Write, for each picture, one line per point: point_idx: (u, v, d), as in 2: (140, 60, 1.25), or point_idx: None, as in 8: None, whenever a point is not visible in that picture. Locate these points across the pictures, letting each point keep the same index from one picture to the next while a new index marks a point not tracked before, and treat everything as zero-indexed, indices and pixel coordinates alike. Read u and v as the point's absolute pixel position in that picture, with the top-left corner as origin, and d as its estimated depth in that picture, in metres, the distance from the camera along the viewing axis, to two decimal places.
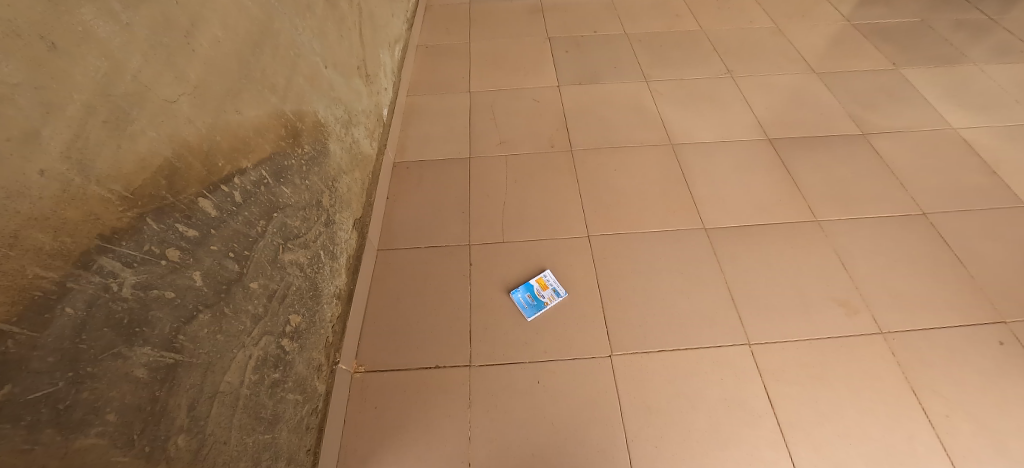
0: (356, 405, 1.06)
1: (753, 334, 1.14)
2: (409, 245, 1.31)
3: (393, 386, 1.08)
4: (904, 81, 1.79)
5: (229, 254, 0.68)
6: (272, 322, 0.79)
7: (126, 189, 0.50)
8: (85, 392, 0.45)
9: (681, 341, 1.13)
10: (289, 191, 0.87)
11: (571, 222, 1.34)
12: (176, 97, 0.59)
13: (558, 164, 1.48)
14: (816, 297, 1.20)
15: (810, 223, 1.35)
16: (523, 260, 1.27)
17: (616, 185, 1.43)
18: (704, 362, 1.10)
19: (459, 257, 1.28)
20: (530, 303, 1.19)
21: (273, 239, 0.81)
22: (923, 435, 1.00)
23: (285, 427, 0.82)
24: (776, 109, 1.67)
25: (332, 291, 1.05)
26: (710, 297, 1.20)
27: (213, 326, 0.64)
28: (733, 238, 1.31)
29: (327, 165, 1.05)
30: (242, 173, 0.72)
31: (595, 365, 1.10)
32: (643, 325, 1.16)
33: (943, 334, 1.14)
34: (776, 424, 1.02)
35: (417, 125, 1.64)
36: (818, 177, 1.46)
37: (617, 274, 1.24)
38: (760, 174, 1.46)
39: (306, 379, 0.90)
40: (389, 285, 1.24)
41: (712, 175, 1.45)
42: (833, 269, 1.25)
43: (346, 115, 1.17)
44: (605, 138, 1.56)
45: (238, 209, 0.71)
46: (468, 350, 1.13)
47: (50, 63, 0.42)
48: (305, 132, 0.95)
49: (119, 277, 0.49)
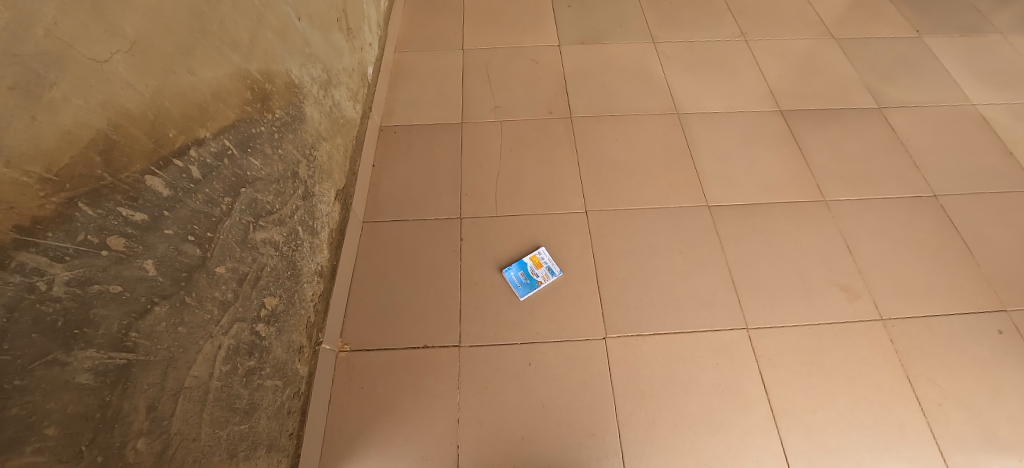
0: (342, 385, 1.03)
1: (753, 318, 1.11)
2: (396, 218, 1.24)
3: (379, 367, 1.05)
4: (924, 51, 1.68)
5: (188, 238, 0.61)
6: (244, 308, 0.73)
7: (48, 169, 0.42)
8: (14, 409, 0.39)
9: (678, 325, 1.09)
10: (258, 163, 0.78)
11: (569, 196, 1.27)
12: (108, 56, 0.49)
13: (556, 133, 1.39)
14: (817, 281, 1.17)
15: (817, 203, 1.29)
16: (517, 236, 1.20)
17: (618, 156, 1.34)
18: (701, 346, 1.07)
19: (449, 231, 1.21)
20: (524, 283, 1.13)
21: (241, 217, 0.73)
22: (913, 421, 1.00)
23: (264, 414, 0.78)
24: (790, 78, 1.56)
25: (313, 268, 0.98)
26: (710, 279, 1.16)
27: (173, 319, 0.58)
28: (737, 217, 1.25)
29: (303, 131, 0.95)
30: (200, 144, 0.64)
31: (588, 348, 1.07)
32: (639, 307, 1.12)
33: (943, 321, 1.12)
34: (768, 409, 1.01)
35: (405, 85, 1.52)
36: (828, 154, 1.39)
37: (615, 253, 1.18)
38: (769, 149, 1.38)
39: (286, 363, 0.85)
40: (375, 261, 1.18)
41: (719, 149, 1.37)
42: (838, 252, 1.21)
43: (324, 75, 1.06)
44: (607, 105, 1.46)
45: (196, 186, 0.63)
46: (458, 329, 1.09)
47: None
48: (276, 95, 0.85)
49: (47, 274, 0.42)
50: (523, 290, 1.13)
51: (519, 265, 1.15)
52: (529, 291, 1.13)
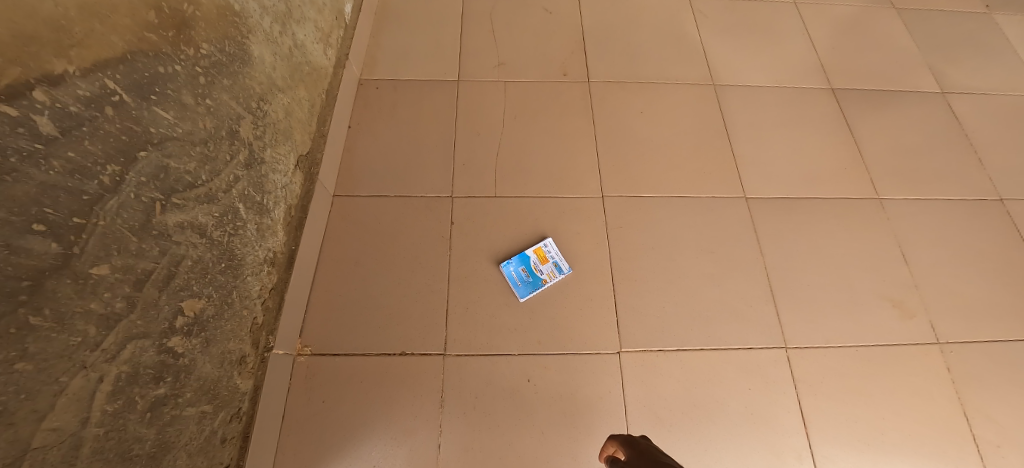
0: (299, 397, 0.84)
1: (792, 336, 0.94)
2: (374, 193, 1.02)
3: (346, 376, 0.86)
4: (993, 29, 1.46)
5: (37, 228, 0.39)
6: (144, 319, 0.52)
7: None
8: None
9: (705, 340, 0.92)
10: (167, 117, 0.56)
11: (583, 177, 1.06)
12: None
13: (570, 100, 1.16)
14: (866, 294, 0.99)
15: (869, 201, 1.10)
16: (518, 223, 1.00)
17: (642, 132, 1.12)
18: (731, 366, 0.90)
19: (438, 213, 1.00)
20: (526, 281, 0.93)
21: (137, 194, 0.51)
22: (968, 465, 0.86)
23: (183, 452, 0.60)
24: (843, 51, 1.34)
25: (261, 256, 0.77)
26: (745, 287, 0.97)
27: (12, 358, 0.37)
28: (779, 213, 1.06)
29: (246, 76, 0.72)
30: (61, 81, 0.40)
31: (598, 364, 0.89)
32: (660, 316, 0.93)
33: (1006, 348, 0.97)
34: (805, 445, 0.86)
35: (391, 31, 1.26)
36: (884, 144, 1.19)
37: (635, 249, 0.99)
38: (817, 134, 1.18)
39: (217, 381, 0.66)
40: (345, 245, 0.97)
41: (761, 131, 1.16)
42: (891, 261, 1.04)
43: (280, 3, 0.81)
44: (631, 70, 1.22)
45: (50, 148, 0.40)
46: (443, 334, 0.89)
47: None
48: (201, 22, 0.61)
49: None
50: (523, 290, 0.93)
51: (520, 258, 0.95)
52: (530, 292, 0.93)
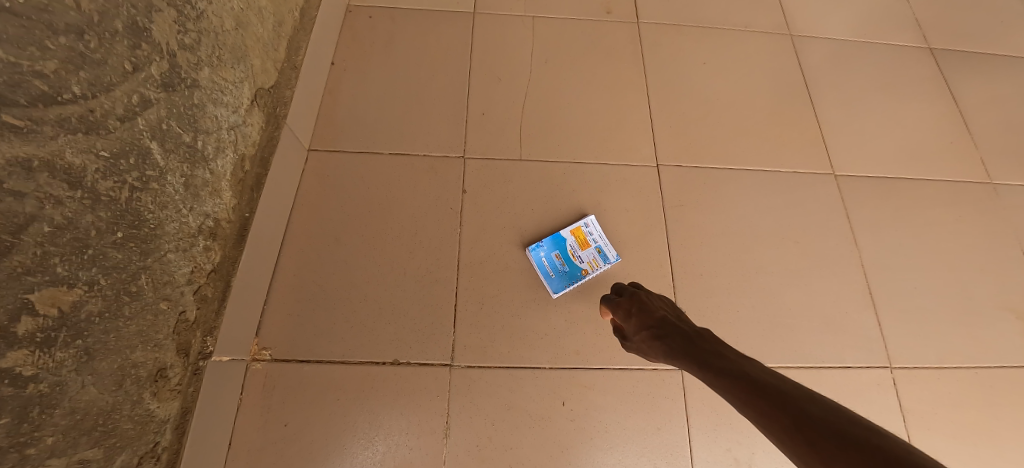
0: (253, 418, 0.62)
1: (897, 353, 0.73)
2: (362, 149, 0.78)
3: (318, 390, 0.64)
4: None
5: None
6: None
7: None
8: None
9: (790, 355, 0.71)
10: None
11: (633, 140, 0.82)
12: None
13: (616, 43, 0.92)
14: (987, 302, 0.78)
15: (983, 186, 0.89)
16: (550, 194, 0.77)
17: (706, 87, 0.89)
18: (823, 391, 0.70)
19: (445, 178, 0.77)
20: (559, 272, 0.71)
21: None
22: None
23: None
24: (941, 4, 1.10)
25: (193, 224, 0.52)
26: (837, 288, 0.76)
27: None
28: (876, 195, 0.84)
29: None
30: None
31: (654, 383, 0.67)
32: (731, 321, 0.72)
33: None
34: None
35: None
36: (995, 117, 0.97)
37: (699, 234, 0.76)
38: (916, 101, 0.95)
39: (107, 415, 0.43)
40: (323, 215, 0.73)
41: (848, 93, 0.93)
42: (1013, 260, 0.83)
43: None
44: (690, 11, 0.98)
45: None
46: (450, 338, 0.67)
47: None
48: None
49: None
50: (555, 284, 0.70)
51: (553, 241, 0.73)
52: (563, 286, 0.70)
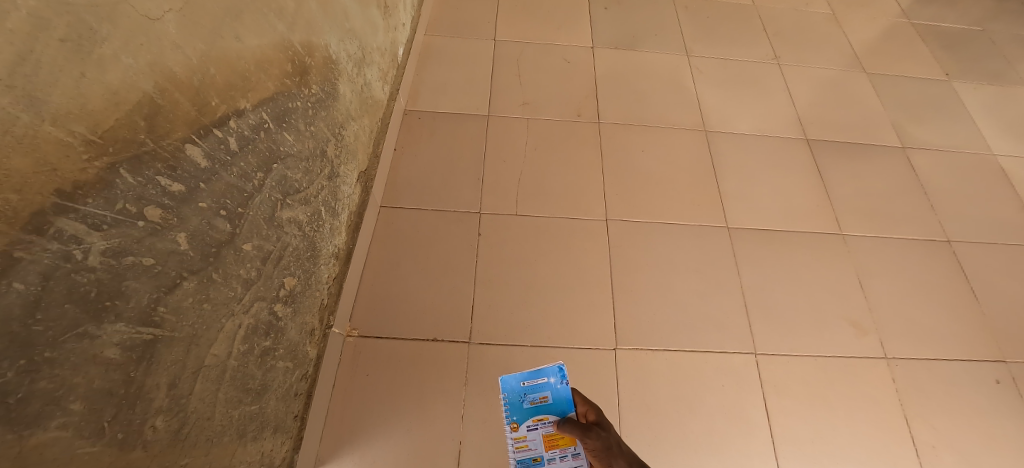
0: (347, 371, 1.00)
1: (762, 344, 1.11)
2: (414, 205, 1.21)
3: (388, 356, 1.02)
4: (954, 94, 1.67)
5: (220, 212, 0.59)
6: (266, 286, 0.71)
7: (92, 131, 0.39)
8: (42, 382, 0.37)
9: (689, 343, 1.09)
10: (291, 139, 0.75)
11: (591, 202, 1.25)
12: (161, 14, 0.46)
13: (583, 137, 1.36)
14: (829, 314, 1.17)
15: (835, 236, 1.29)
16: (536, 238, 1.18)
17: (642, 167, 1.33)
18: (710, 366, 1.07)
19: (468, 225, 1.19)
20: (517, 396, 0.86)
21: (271, 194, 0.71)
22: (906, 459, 1.03)
23: (274, 395, 0.77)
24: (820, 108, 1.54)
25: (331, 250, 0.96)
26: (724, 301, 1.15)
27: (200, 295, 0.56)
28: (755, 241, 1.24)
29: (335, 109, 0.92)
30: (240, 115, 0.61)
31: (598, 357, 1.05)
32: (652, 323, 1.10)
33: (946, 366, 1.15)
34: (768, 436, 1.01)
35: (432, 70, 1.47)
36: (851, 189, 1.38)
37: (632, 264, 1.17)
38: (794, 177, 1.37)
39: (298, 345, 0.84)
40: (390, 246, 1.15)
41: (744, 171, 1.36)
42: (851, 287, 1.21)
43: (359, 52, 1.02)
44: (636, 114, 1.43)
45: (232, 159, 0.60)
46: (468, 325, 1.06)
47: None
48: (314, 70, 0.82)
49: (83, 243, 0.40)
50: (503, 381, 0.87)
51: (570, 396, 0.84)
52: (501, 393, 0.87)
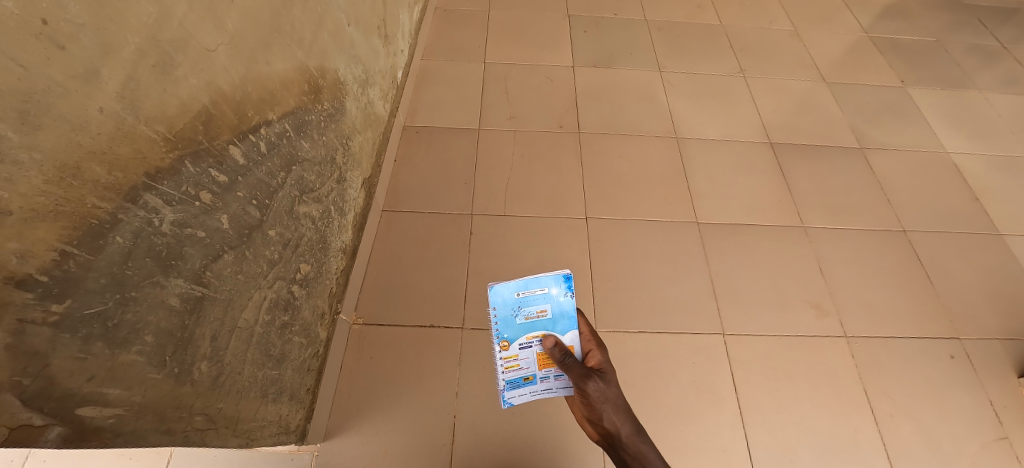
0: (353, 354, 1.12)
1: (730, 325, 1.21)
2: (412, 209, 1.35)
3: (390, 340, 1.14)
4: (909, 99, 1.81)
5: (252, 201, 0.72)
6: (285, 268, 0.84)
7: (168, 131, 0.53)
8: (129, 314, 0.50)
9: (662, 325, 1.20)
10: (307, 146, 0.90)
11: (572, 202, 1.38)
12: (214, 46, 0.62)
13: (564, 145, 1.51)
14: (792, 297, 1.28)
15: (797, 228, 1.41)
16: (523, 234, 1.31)
17: (619, 170, 1.46)
18: (681, 345, 1.17)
19: (461, 224, 1.32)
20: (509, 312, 0.92)
21: (291, 191, 0.85)
22: (866, 428, 1.11)
23: (290, 366, 0.89)
24: (782, 114, 1.69)
25: (339, 245, 1.09)
26: (694, 287, 1.26)
27: (236, 267, 0.69)
28: (723, 234, 1.37)
29: (343, 123, 1.07)
30: (268, 124, 0.76)
31: None
32: (628, 307, 1.21)
33: (902, 343, 1.24)
34: (736, 407, 1.10)
35: (429, 90, 1.64)
36: (812, 186, 1.51)
37: (610, 256, 1.29)
38: (758, 176, 1.50)
39: (310, 325, 0.97)
40: (391, 244, 1.28)
41: (712, 172, 1.49)
42: (811, 273, 1.33)
43: (363, 75, 1.18)
44: (613, 124, 1.58)
45: (262, 159, 0.74)
46: (461, 313, 1.18)
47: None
48: (326, 89, 0.97)
49: (160, 213, 0.53)
50: (497, 297, 0.91)
51: (563, 310, 0.93)
52: (493, 310, 0.91)
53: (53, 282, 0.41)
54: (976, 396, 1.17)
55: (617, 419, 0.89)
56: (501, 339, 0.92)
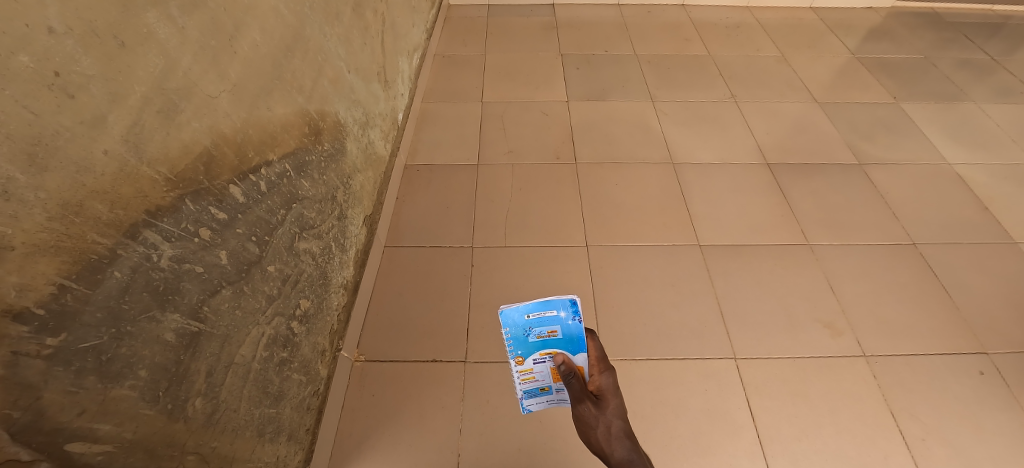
0: (355, 391, 1.10)
1: (740, 348, 1.18)
2: (414, 244, 1.37)
3: (391, 376, 1.12)
4: (903, 114, 1.83)
5: (251, 238, 0.75)
6: (284, 304, 0.86)
7: (170, 171, 0.57)
8: (124, 348, 0.51)
9: (669, 351, 1.16)
10: (308, 184, 0.93)
11: (571, 231, 1.39)
12: (217, 93, 0.66)
13: (561, 176, 1.54)
14: (802, 317, 1.24)
15: (802, 246, 1.39)
16: (523, 264, 1.32)
17: (616, 198, 1.48)
18: (691, 371, 1.13)
19: (461, 257, 1.34)
20: (522, 332, 0.93)
21: (291, 228, 0.87)
22: (897, 454, 1.04)
23: (289, 404, 0.88)
24: (776, 135, 1.71)
25: (340, 281, 1.11)
26: (700, 311, 1.24)
27: (233, 302, 0.71)
28: (725, 255, 1.35)
29: (343, 163, 1.11)
30: (269, 165, 0.79)
31: None
32: (633, 333, 1.19)
33: (927, 360, 1.18)
34: (754, 435, 1.05)
35: (429, 130, 1.70)
36: (813, 203, 1.50)
37: (612, 283, 1.28)
38: (757, 196, 1.50)
39: (311, 361, 0.96)
40: (393, 280, 1.29)
41: (710, 195, 1.50)
42: (821, 291, 1.29)
43: (363, 117, 1.23)
44: (608, 153, 1.61)
45: (262, 197, 0.77)
46: (464, 346, 1.17)
47: (102, 42, 0.47)
48: (326, 130, 1.02)
49: (159, 249, 0.55)
50: (507, 320, 0.90)
51: (573, 332, 0.92)
52: (505, 331, 0.91)
53: (49, 316, 0.42)
54: (1012, 414, 1.10)
55: (608, 445, 0.88)
56: (515, 356, 0.93)
